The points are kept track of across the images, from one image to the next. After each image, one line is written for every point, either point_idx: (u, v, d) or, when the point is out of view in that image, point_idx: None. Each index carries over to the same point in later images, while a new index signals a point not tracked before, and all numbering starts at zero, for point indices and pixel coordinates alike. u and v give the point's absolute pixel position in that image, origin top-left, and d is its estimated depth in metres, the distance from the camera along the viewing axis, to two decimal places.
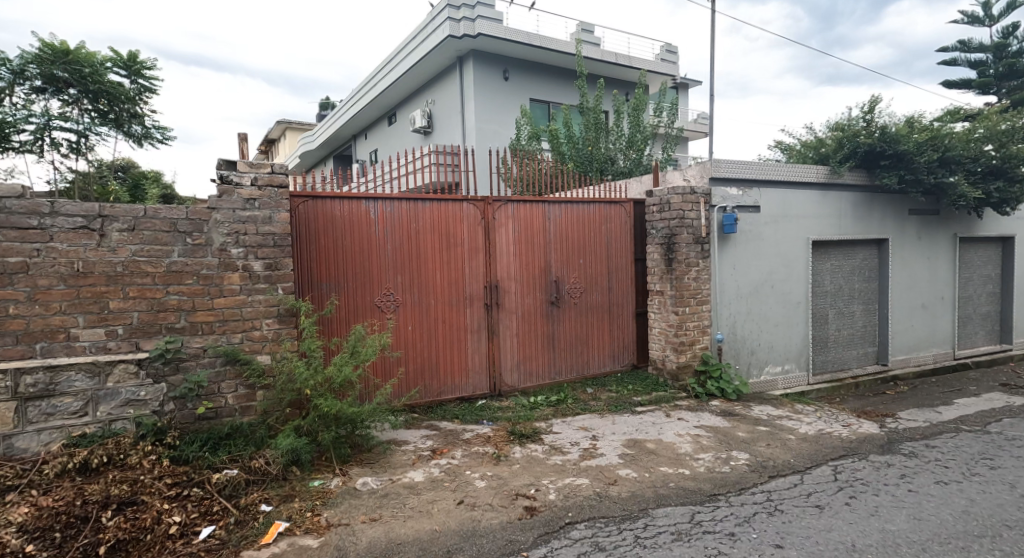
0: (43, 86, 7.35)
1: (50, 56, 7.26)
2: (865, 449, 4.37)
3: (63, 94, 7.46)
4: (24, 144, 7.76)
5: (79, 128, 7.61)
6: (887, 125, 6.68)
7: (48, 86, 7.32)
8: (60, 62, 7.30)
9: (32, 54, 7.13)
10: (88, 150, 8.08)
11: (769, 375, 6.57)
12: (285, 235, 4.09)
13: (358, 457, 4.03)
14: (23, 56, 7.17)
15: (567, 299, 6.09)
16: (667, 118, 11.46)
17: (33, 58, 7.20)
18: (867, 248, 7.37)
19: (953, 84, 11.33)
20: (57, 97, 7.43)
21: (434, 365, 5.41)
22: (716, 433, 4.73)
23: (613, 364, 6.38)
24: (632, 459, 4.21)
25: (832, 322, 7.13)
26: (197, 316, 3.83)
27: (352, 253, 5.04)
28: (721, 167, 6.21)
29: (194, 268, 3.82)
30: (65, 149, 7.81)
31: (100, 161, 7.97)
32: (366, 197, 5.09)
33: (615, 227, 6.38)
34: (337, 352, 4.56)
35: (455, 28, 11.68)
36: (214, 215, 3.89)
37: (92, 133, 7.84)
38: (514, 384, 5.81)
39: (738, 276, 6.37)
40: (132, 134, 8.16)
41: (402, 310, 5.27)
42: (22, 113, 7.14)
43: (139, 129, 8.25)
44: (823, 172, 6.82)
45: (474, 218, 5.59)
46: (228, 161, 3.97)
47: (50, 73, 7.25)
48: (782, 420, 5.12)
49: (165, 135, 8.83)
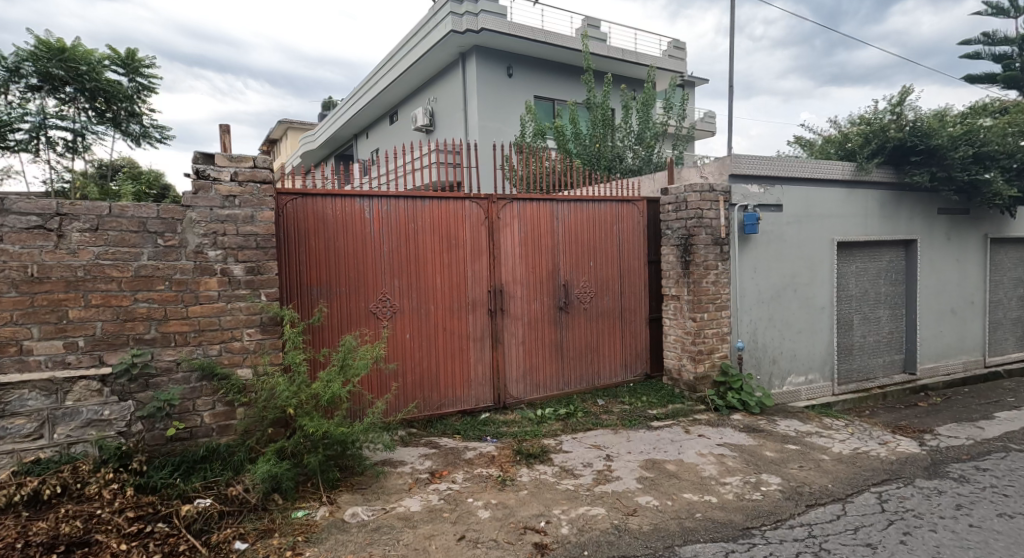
0: (39, 84, 6.87)
1: (45, 53, 6.78)
2: (909, 473, 3.96)
3: (59, 93, 6.97)
4: (19, 144, 7.33)
5: (76, 127, 7.15)
6: (917, 119, 6.25)
7: (45, 85, 6.85)
8: (56, 60, 6.80)
9: (26, 50, 6.64)
10: (85, 150, 7.70)
11: (792, 386, 6.16)
12: (268, 235, 3.70)
13: (348, 483, 3.64)
14: (18, 52, 6.70)
15: (576, 304, 5.70)
16: (678, 115, 11.04)
17: (28, 55, 6.71)
18: (893, 249, 6.95)
19: (975, 80, 10.91)
20: (53, 95, 6.94)
21: (433, 376, 5.01)
22: (742, 453, 4.32)
23: (625, 373, 5.98)
24: (651, 484, 3.81)
25: (857, 329, 6.72)
26: (170, 325, 3.44)
27: (343, 256, 4.66)
28: (741, 163, 5.81)
29: (165, 272, 3.43)
30: (62, 149, 7.38)
31: (99, 162, 7.57)
32: (359, 195, 4.71)
33: (627, 227, 5.98)
34: (327, 365, 4.17)
35: (457, 23, 11.31)
36: (189, 214, 3.51)
37: (90, 132, 7.35)
38: (519, 396, 5.41)
39: (758, 279, 5.95)
40: (131, 134, 7.63)
41: (398, 317, 4.87)
42: (16, 113, 6.79)
43: (138, 129, 7.71)
44: (848, 169, 6.41)
45: (477, 218, 5.21)
46: (205, 154, 3.58)
47: (46, 71, 6.78)
48: (812, 437, 4.72)
49: (164, 134, 8.48)
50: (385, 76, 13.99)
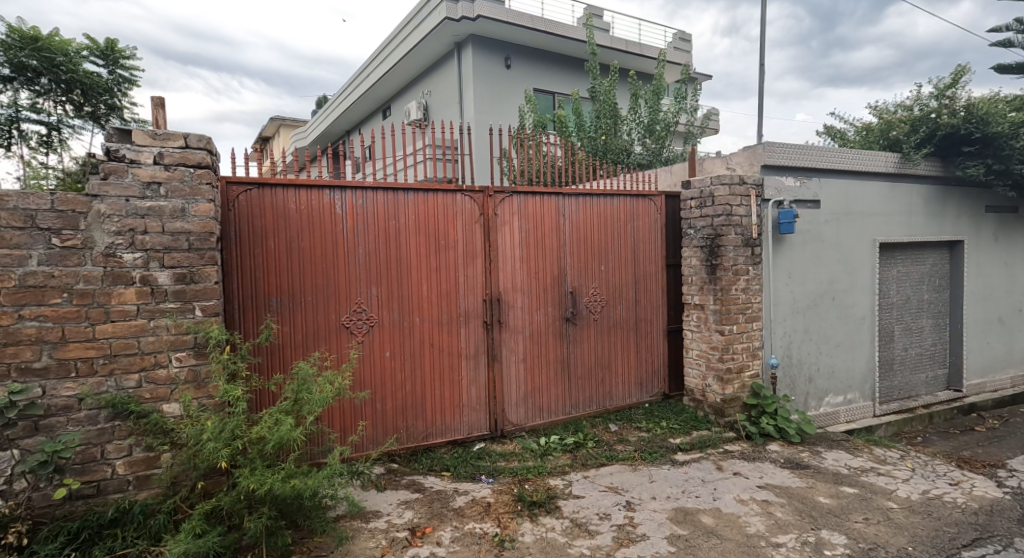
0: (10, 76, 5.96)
1: (17, 42, 5.90)
2: (1003, 529, 3.30)
3: (34, 85, 6.05)
4: None
5: (53, 123, 6.23)
6: (973, 103, 5.50)
7: (16, 76, 5.89)
8: (28, 50, 5.92)
9: None
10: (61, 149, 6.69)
11: (829, 407, 5.41)
12: (204, 234, 2.92)
13: (305, 549, 2.87)
14: None
15: (586, 314, 4.93)
16: (689, 107, 10.25)
17: None
18: (937, 251, 6.23)
19: (1007, 69, 10.14)
20: (26, 88, 6.01)
21: (419, 401, 4.24)
22: (790, 499, 3.57)
23: (640, 394, 5.21)
24: (687, 547, 3.08)
25: (898, 341, 5.99)
26: (68, 350, 2.66)
27: (308, 258, 3.88)
28: (775, 152, 5.07)
29: (63, 281, 2.66)
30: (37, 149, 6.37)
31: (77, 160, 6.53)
32: (329, 186, 3.94)
33: (643, 227, 5.22)
34: (282, 393, 3.40)
35: (452, 10, 10.50)
36: (97, 206, 2.72)
37: (68, 128, 6.39)
38: (519, 422, 4.64)
39: (793, 286, 5.21)
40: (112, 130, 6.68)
41: (375, 331, 4.10)
42: None
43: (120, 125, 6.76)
44: (892, 161, 5.69)
45: (470, 214, 4.44)
46: (119, 129, 2.79)
47: (18, 60, 5.87)
48: (869, 475, 3.96)
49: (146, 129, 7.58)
50: (377, 68, 13.23)
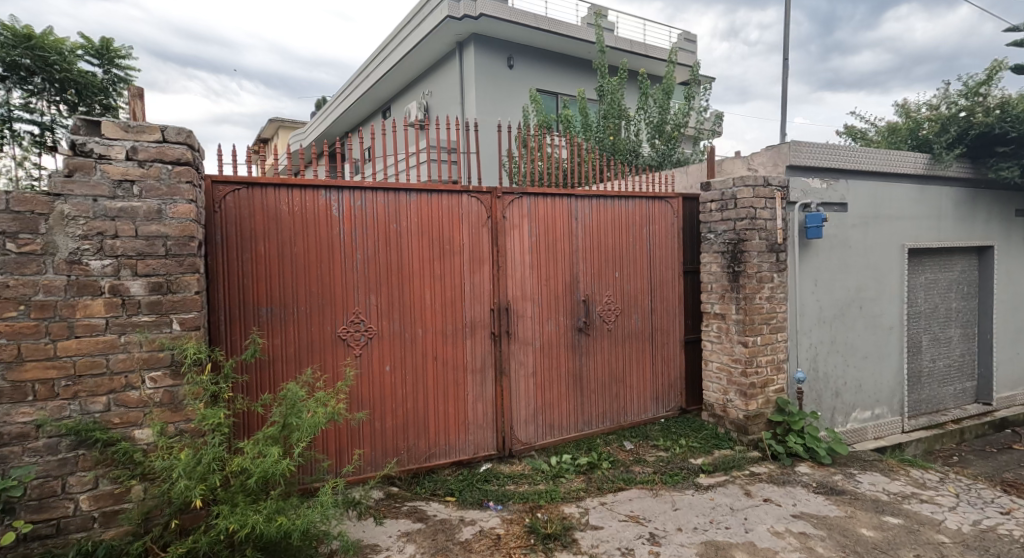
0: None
1: (9, 39, 5.45)
2: None
3: (27, 85, 5.59)
4: None
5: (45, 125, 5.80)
6: (1008, 101, 5.21)
7: (8, 75, 5.45)
8: (20, 47, 5.46)
9: None
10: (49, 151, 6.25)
11: (857, 423, 5.10)
12: (183, 238, 2.60)
13: None
14: None
15: (599, 324, 4.62)
16: (699, 107, 9.95)
17: None
18: (965, 257, 5.93)
19: None
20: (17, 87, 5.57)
21: (421, 419, 3.92)
22: (830, 532, 3.27)
23: (656, 409, 4.90)
24: None
25: (926, 352, 5.68)
26: (25, 371, 2.34)
27: (302, 265, 3.57)
28: (801, 152, 4.77)
29: (20, 292, 2.34)
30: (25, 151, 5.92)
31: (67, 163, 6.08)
32: (324, 186, 3.62)
33: (660, 231, 4.90)
34: (269, 414, 3.08)
35: (455, 8, 10.19)
36: (61, 206, 2.41)
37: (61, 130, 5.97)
38: (529, 440, 4.32)
39: (820, 295, 4.90)
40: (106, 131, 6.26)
41: (375, 343, 3.78)
42: None
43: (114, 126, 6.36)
44: (922, 162, 5.39)
45: (477, 217, 4.13)
46: (87, 120, 2.47)
47: (10, 59, 5.42)
48: (911, 503, 3.66)
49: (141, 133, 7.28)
50: (377, 69, 12.93)
